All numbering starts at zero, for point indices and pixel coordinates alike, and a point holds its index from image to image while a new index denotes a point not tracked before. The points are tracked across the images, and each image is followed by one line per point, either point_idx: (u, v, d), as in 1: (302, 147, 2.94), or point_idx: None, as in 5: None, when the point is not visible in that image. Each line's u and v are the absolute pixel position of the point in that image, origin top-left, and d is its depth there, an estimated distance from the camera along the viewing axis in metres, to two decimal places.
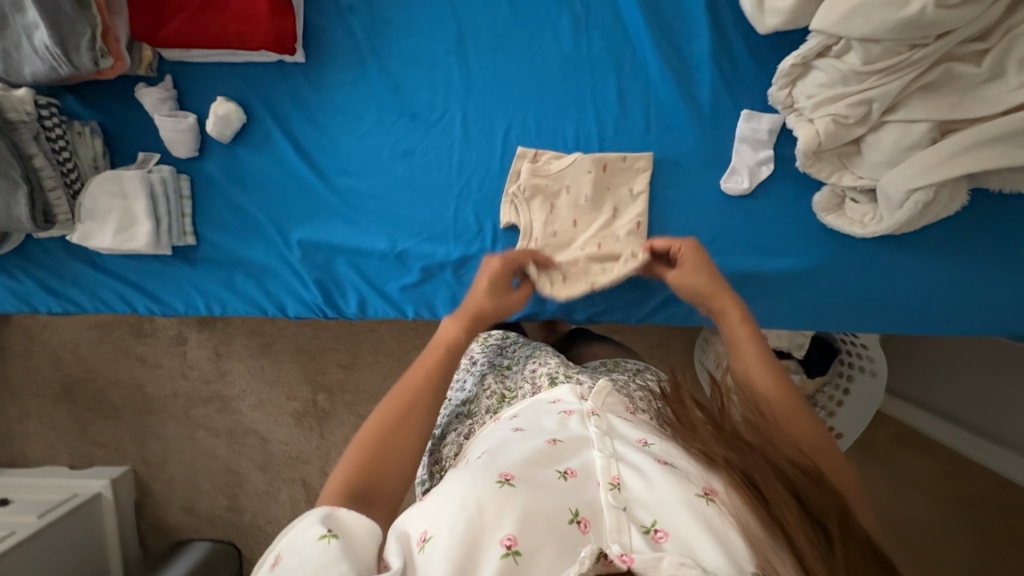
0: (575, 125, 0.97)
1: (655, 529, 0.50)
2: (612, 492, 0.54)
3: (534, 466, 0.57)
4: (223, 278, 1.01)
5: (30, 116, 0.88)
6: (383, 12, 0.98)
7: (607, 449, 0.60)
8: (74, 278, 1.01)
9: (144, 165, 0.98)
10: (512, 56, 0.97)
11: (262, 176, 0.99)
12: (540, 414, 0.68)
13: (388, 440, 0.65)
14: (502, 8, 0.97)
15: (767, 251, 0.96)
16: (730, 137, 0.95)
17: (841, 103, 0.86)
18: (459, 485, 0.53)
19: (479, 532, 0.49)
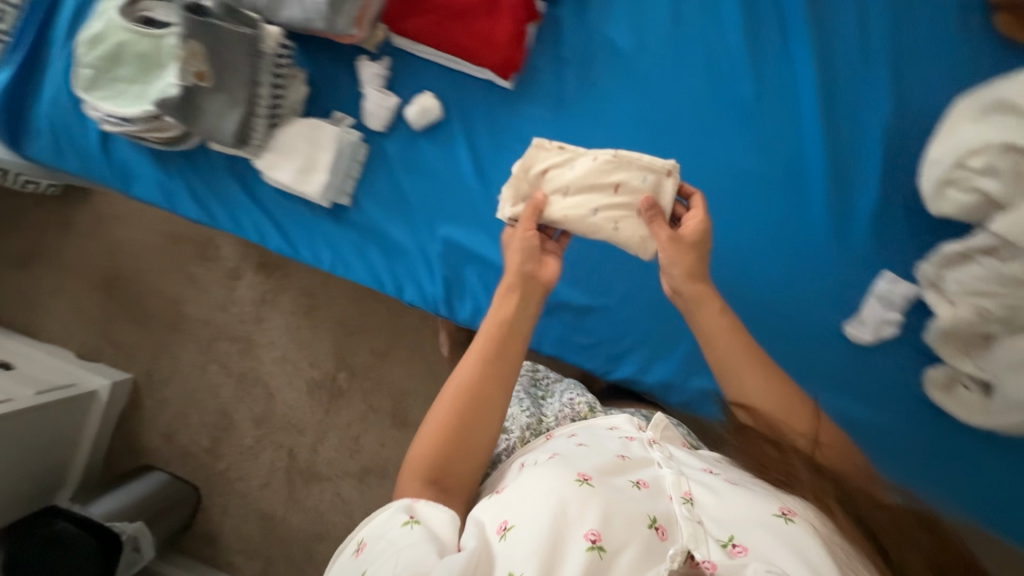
0: (725, 230, 1.06)
1: (732, 542, 0.65)
2: (684, 506, 0.70)
3: (609, 474, 0.72)
4: (359, 245, 1.05)
5: (275, 53, 0.96)
6: (598, 75, 1.08)
7: (673, 469, 0.75)
8: (225, 198, 1.03)
9: (339, 124, 1.04)
10: (694, 149, 1.06)
11: (433, 169, 1.06)
12: (602, 437, 0.82)
13: (447, 440, 0.76)
14: (695, 104, 1.06)
15: (838, 393, 1.05)
16: (865, 290, 1.03)
17: (988, 304, 0.92)
18: (555, 482, 0.69)
19: (563, 525, 0.64)
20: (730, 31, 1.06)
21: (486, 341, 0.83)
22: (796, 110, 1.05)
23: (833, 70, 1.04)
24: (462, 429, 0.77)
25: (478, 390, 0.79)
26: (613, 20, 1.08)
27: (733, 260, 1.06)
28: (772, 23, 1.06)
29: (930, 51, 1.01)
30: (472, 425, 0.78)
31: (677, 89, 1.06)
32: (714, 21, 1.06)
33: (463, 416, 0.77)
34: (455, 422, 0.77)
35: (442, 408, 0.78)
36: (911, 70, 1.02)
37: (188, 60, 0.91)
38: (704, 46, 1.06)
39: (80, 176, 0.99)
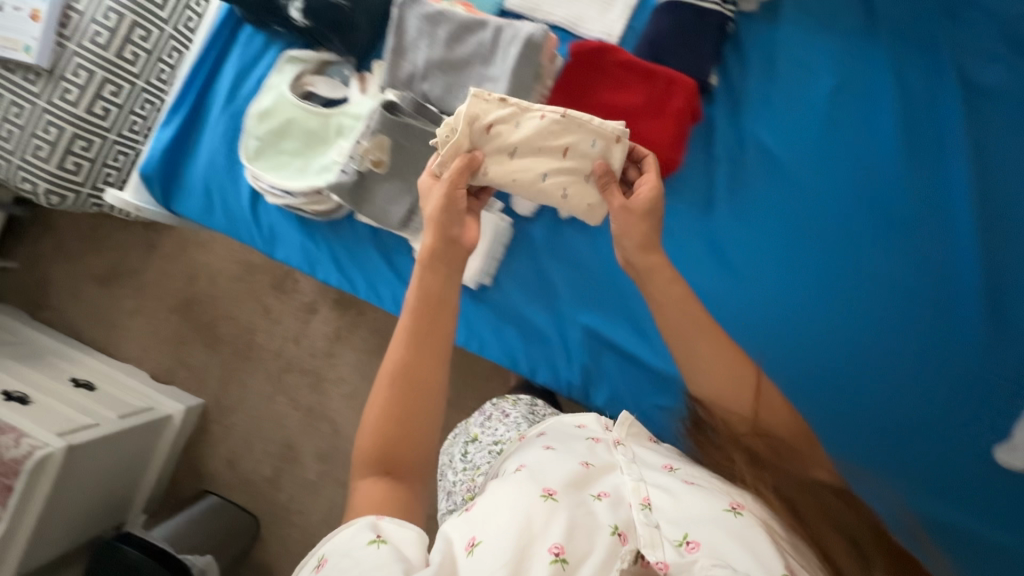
0: (893, 365, 0.86)
1: (686, 541, 0.52)
2: (643, 510, 0.56)
3: (575, 485, 0.58)
4: (496, 323, 0.94)
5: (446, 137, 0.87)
6: (746, 177, 0.91)
7: (634, 472, 0.61)
8: (363, 263, 0.96)
9: (489, 208, 0.92)
10: (852, 267, 0.88)
11: (577, 257, 0.92)
12: (569, 437, 0.69)
13: (392, 427, 0.62)
14: (843, 214, 0.89)
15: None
16: None
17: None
18: (509, 495, 0.56)
19: (529, 540, 0.51)
20: (886, 128, 0.89)
21: (416, 313, 0.67)
22: (959, 216, 0.86)
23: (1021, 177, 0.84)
24: (398, 410, 0.62)
25: (415, 371, 0.64)
26: (765, 117, 0.91)
27: (846, 364, 0.87)
28: (936, 126, 0.88)
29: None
30: (410, 410, 0.62)
31: (828, 200, 0.90)
32: (867, 124, 0.89)
33: (405, 409, 0.62)
34: (397, 410, 0.62)
35: (381, 390, 0.64)
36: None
37: (370, 150, 0.86)
38: (859, 153, 0.89)
39: (224, 231, 1.01)
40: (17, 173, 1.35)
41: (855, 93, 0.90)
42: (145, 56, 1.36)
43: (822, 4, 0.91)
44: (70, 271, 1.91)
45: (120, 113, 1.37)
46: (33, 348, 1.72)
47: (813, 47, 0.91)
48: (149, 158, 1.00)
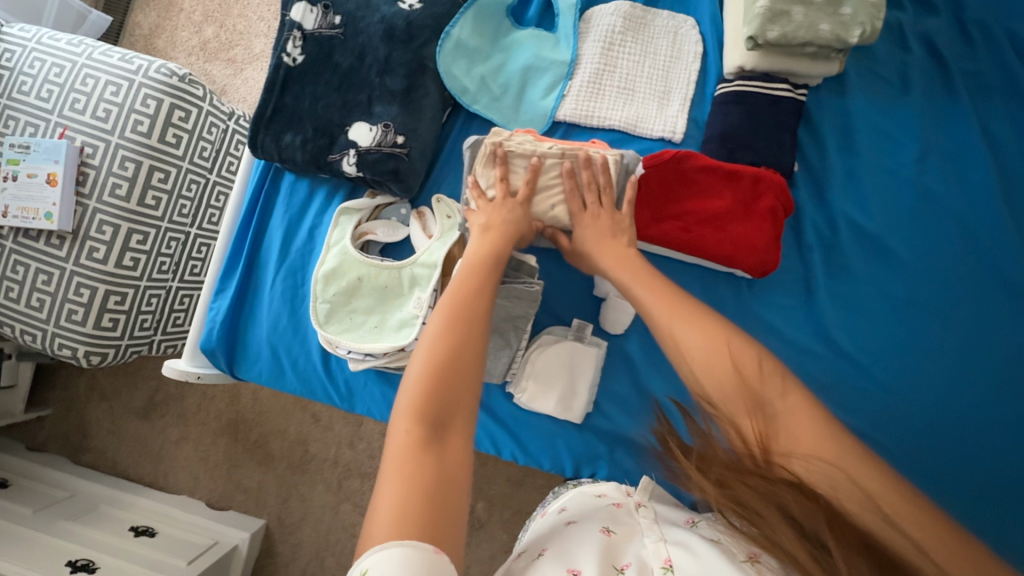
0: (1014, 433, 0.79)
1: None
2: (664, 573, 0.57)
3: (600, 555, 0.60)
4: (604, 452, 0.87)
5: (534, 284, 0.83)
6: (844, 255, 0.86)
7: (653, 535, 0.64)
8: None
9: (580, 335, 0.86)
10: (951, 324, 0.82)
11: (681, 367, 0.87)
12: (590, 505, 0.74)
13: (438, 377, 0.58)
14: (953, 274, 0.83)
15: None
16: None
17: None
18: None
19: None
20: (980, 175, 0.84)
21: (471, 271, 0.70)
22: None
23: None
24: (452, 358, 0.59)
25: (467, 312, 0.64)
26: (853, 193, 0.87)
27: (972, 432, 0.79)
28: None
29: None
30: (457, 346, 0.60)
31: (922, 259, 0.84)
32: (958, 175, 0.85)
33: (459, 343, 0.61)
34: (450, 340, 0.61)
35: (430, 332, 0.62)
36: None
37: None
38: (953, 209, 0.84)
39: (298, 391, 0.95)
40: (54, 340, 1.26)
41: (942, 153, 0.85)
42: (167, 197, 1.28)
43: (887, 64, 0.88)
44: (107, 410, 1.82)
45: (149, 259, 1.28)
46: (84, 503, 1.60)
47: (895, 114, 0.87)
48: (209, 329, 0.95)
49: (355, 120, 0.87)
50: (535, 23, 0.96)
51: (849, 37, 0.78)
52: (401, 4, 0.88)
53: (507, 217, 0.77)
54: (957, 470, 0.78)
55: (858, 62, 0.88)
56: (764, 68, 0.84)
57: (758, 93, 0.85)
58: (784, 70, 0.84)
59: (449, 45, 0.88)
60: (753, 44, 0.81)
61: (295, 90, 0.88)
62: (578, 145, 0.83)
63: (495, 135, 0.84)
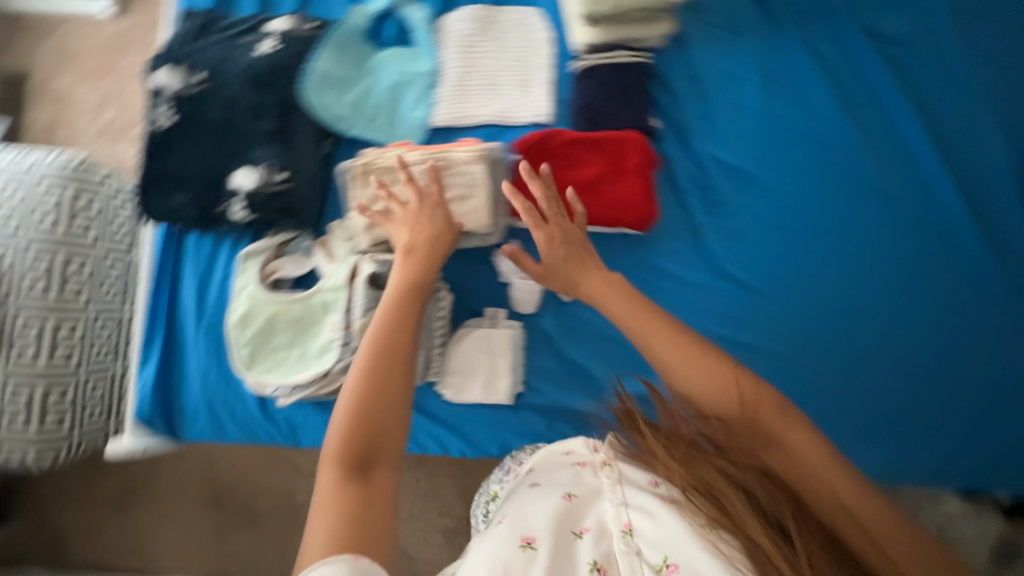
0: (894, 326, 0.88)
1: (666, 566, 0.51)
2: (623, 539, 0.54)
3: (555, 524, 0.56)
4: (545, 427, 0.91)
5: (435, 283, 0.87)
6: (720, 194, 0.93)
7: (616, 498, 0.59)
8: None
9: (495, 321, 0.90)
10: (828, 237, 0.90)
11: (596, 332, 0.92)
12: (555, 466, 0.68)
13: (363, 417, 0.56)
14: (829, 204, 0.91)
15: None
16: None
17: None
18: (482, 552, 0.54)
19: None
20: (845, 117, 0.92)
21: (393, 298, 0.67)
22: (903, 156, 0.91)
23: (925, 109, 0.92)
24: (375, 398, 0.57)
25: (388, 345, 0.61)
26: (714, 137, 0.93)
27: (865, 341, 0.88)
28: (862, 98, 0.93)
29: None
30: (381, 382, 0.58)
31: (792, 185, 0.92)
32: (822, 116, 0.92)
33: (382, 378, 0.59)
34: (372, 376, 0.58)
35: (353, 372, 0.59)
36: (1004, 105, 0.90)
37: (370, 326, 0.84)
38: (827, 152, 0.92)
39: (243, 439, 0.96)
40: None
41: (785, 86, 0.93)
42: None
43: (718, 14, 0.95)
44: (81, 509, 1.77)
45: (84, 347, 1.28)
46: None
47: (734, 58, 0.94)
48: (142, 400, 0.96)
49: (236, 168, 0.89)
50: (394, 42, 1.00)
51: None
52: (258, 51, 0.92)
53: (434, 226, 0.77)
54: (845, 365, 0.88)
55: (693, 17, 0.95)
56: (605, 41, 0.91)
57: (605, 66, 0.90)
58: (620, 40, 0.91)
59: (312, 79, 0.92)
60: (590, 21, 0.89)
61: (172, 152, 0.91)
62: (439, 149, 0.83)
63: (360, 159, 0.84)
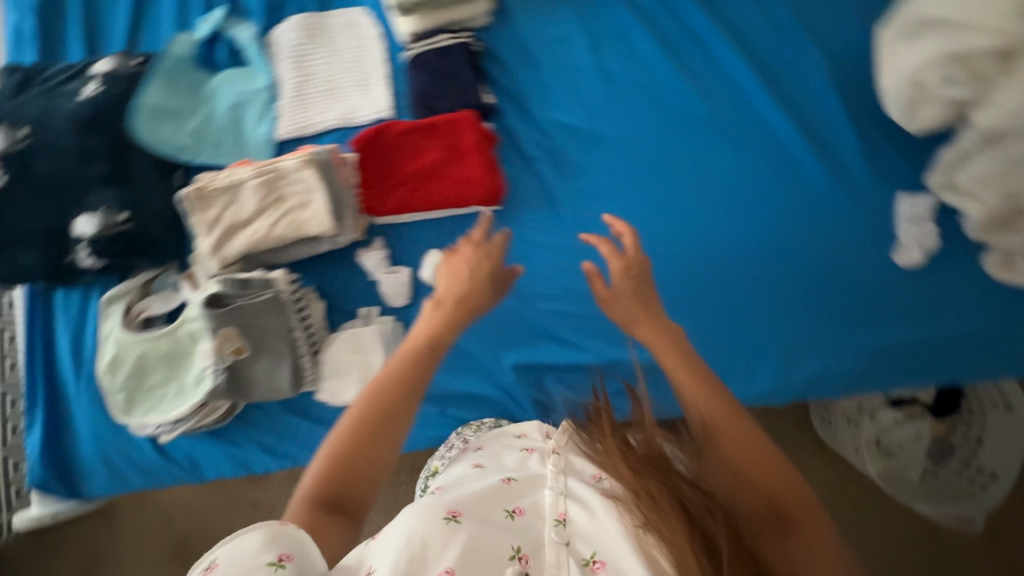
0: (752, 256, 0.90)
1: (593, 561, 0.52)
2: (555, 528, 0.55)
3: (486, 500, 0.58)
4: (440, 413, 0.93)
5: (289, 290, 0.83)
6: (566, 157, 0.95)
7: (558, 486, 0.60)
8: (294, 435, 0.94)
9: (369, 318, 0.89)
10: (679, 182, 0.93)
11: (470, 314, 0.93)
12: (504, 452, 0.71)
13: (341, 465, 0.58)
14: (680, 150, 0.93)
15: (946, 317, 0.87)
16: (892, 217, 0.88)
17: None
18: (406, 520, 0.54)
19: (419, 568, 0.49)
20: (702, 72, 0.94)
21: (402, 358, 0.67)
22: (739, 92, 0.93)
23: (747, 39, 0.93)
24: (359, 450, 0.58)
25: (386, 407, 0.61)
26: (553, 102, 0.95)
27: (733, 279, 0.90)
28: (684, 39, 0.94)
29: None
30: (369, 439, 0.59)
31: (639, 135, 0.94)
32: (677, 71, 0.94)
33: (375, 430, 0.60)
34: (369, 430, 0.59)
35: (345, 421, 0.61)
36: (820, 19, 0.92)
37: (224, 344, 0.80)
38: (684, 104, 0.93)
39: (145, 484, 0.95)
40: None
41: (613, 42, 0.95)
42: None
43: None
44: None
45: None
46: None
47: (559, 23, 0.96)
48: (33, 464, 0.94)
49: (77, 215, 0.88)
50: (228, 64, 1.00)
51: None
52: (82, 95, 0.91)
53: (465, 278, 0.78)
54: (708, 299, 0.90)
55: None
56: (424, 29, 0.92)
57: (428, 52, 0.91)
58: (439, 25, 0.92)
59: (143, 114, 0.91)
60: (404, 12, 0.90)
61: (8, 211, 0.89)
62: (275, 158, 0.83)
63: (196, 181, 0.82)
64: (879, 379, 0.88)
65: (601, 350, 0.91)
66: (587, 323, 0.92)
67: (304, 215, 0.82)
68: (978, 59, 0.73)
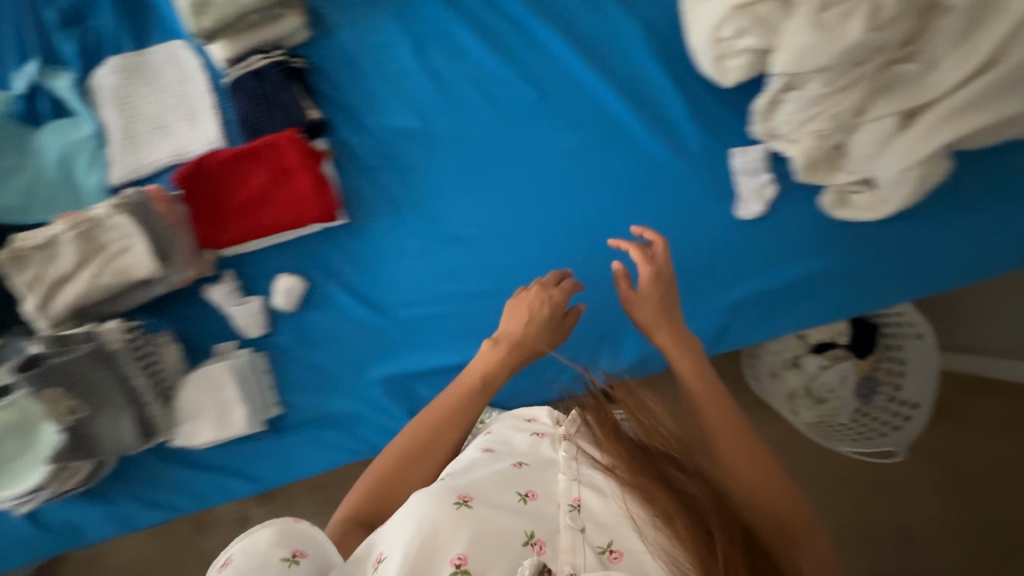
0: (599, 234, 0.91)
1: (610, 549, 0.49)
2: (569, 513, 0.53)
3: (497, 485, 0.56)
4: (316, 438, 0.91)
5: (122, 340, 0.80)
6: (406, 162, 0.93)
7: (569, 472, 0.58)
8: (175, 483, 0.91)
9: (224, 354, 0.88)
10: (519, 172, 0.93)
11: (332, 333, 0.91)
12: (514, 433, 0.67)
13: (380, 488, 0.65)
14: (518, 139, 0.93)
15: (794, 263, 0.88)
16: (728, 175, 0.89)
17: (870, 84, 0.74)
18: (415, 508, 0.52)
19: (431, 552, 0.48)
20: (529, 56, 0.93)
21: (450, 394, 0.74)
22: (568, 73, 0.92)
23: (565, 19, 0.93)
24: (400, 476, 0.66)
25: (426, 443, 0.69)
26: (384, 109, 0.94)
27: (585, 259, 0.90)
28: (503, 26, 0.93)
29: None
30: (406, 470, 0.67)
31: (478, 129, 0.93)
32: (505, 60, 0.93)
33: (417, 456, 0.68)
34: (410, 459, 0.67)
35: (390, 452, 0.69)
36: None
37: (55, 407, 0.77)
38: (517, 92, 0.93)
39: (23, 562, 0.90)
40: None
41: (434, 39, 0.94)
42: None
43: None
44: None
45: None
46: None
47: (379, 28, 0.94)
48: None
49: None
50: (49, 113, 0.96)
51: None
52: None
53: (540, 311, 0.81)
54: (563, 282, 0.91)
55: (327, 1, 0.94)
56: (234, 53, 0.88)
57: (243, 76, 0.88)
58: (252, 45, 0.88)
59: None
60: (207, 38, 0.86)
61: None
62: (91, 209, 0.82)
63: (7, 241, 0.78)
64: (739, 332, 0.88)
65: (466, 350, 0.91)
66: (450, 324, 0.91)
67: (129, 261, 0.80)
68: (766, 7, 0.73)
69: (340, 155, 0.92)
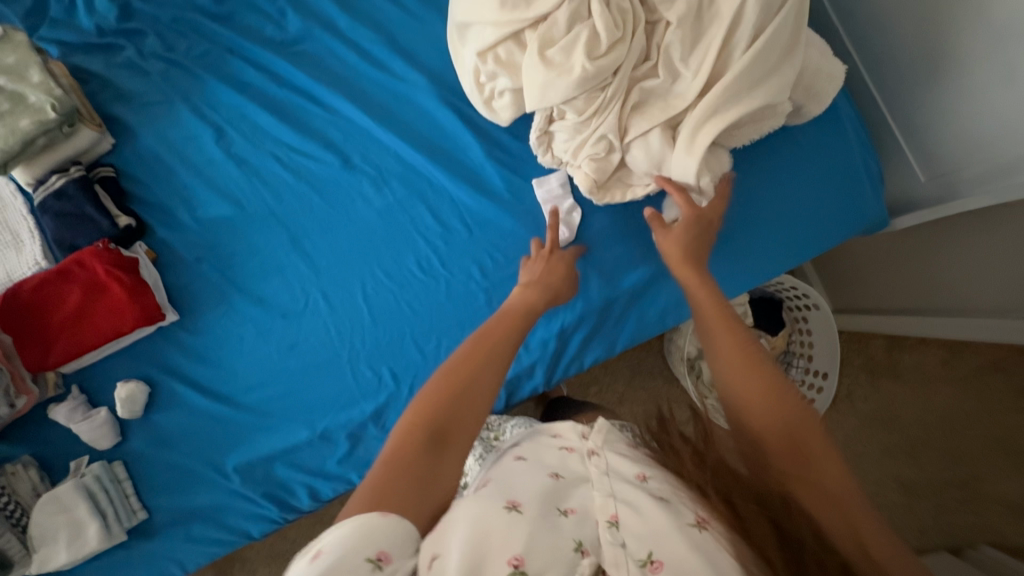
0: (422, 285, 0.91)
1: (652, 561, 0.41)
2: (609, 528, 0.44)
3: (537, 497, 0.46)
4: (184, 534, 0.90)
5: None
6: (226, 249, 0.94)
7: (604, 488, 0.48)
8: None
9: (76, 471, 0.88)
10: (342, 234, 0.93)
11: (180, 432, 0.91)
12: (540, 448, 0.55)
13: (443, 397, 0.51)
14: (326, 205, 0.94)
15: (611, 279, 0.88)
16: (534, 206, 0.90)
17: (620, 105, 0.76)
18: (463, 509, 0.44)
19: (481, 559, 0.40)
20: (326, 124, 0.95)
21: (497, 320, 0.63)
22: (366, 132, 0.94)
23: (354, 86, 0.96)
24: (461, 380, 0.52)
25: (488, 348, 0.57)
26: (197, 201, 0.95)
27: (413, 311, 0.90)
28: (298, 102, 0.96)
29: (430, 19, 0.97)
30: (471, 377, 0.53)
31: (291, 201, 0.94)
32: (305, 133, 0.95)
33: (482, 364, 0.54)
34: (470, 364, 0.54)
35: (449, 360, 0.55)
36: (418, 44, 0.96)
37: None
38: (320, 160, 0.94)
39: None
40: None
41: (235, 125, 0.96)
42: None
43: (152, 93, 0.97)
44: None
45: None
46: None
47: (180, 124, 0.96)
48: None
49: None
50: None
51: (47, 114, 0.85)
52: None
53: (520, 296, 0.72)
54: (394, 338, 0.90)
55: (128, 108, 0.96)
56: (34, 175, 0.90)
57: (47, 197, 0.90)
58: (55, 164, 0.91)
59: None
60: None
61: None
62: None
63: None
64: (569, 357, 0.90)
65: (312, 428, 0.91)
66: (296, 402, 0.91)
67: None
68: (504, 49, 0.76)
69: (164, 254, 0.94)
